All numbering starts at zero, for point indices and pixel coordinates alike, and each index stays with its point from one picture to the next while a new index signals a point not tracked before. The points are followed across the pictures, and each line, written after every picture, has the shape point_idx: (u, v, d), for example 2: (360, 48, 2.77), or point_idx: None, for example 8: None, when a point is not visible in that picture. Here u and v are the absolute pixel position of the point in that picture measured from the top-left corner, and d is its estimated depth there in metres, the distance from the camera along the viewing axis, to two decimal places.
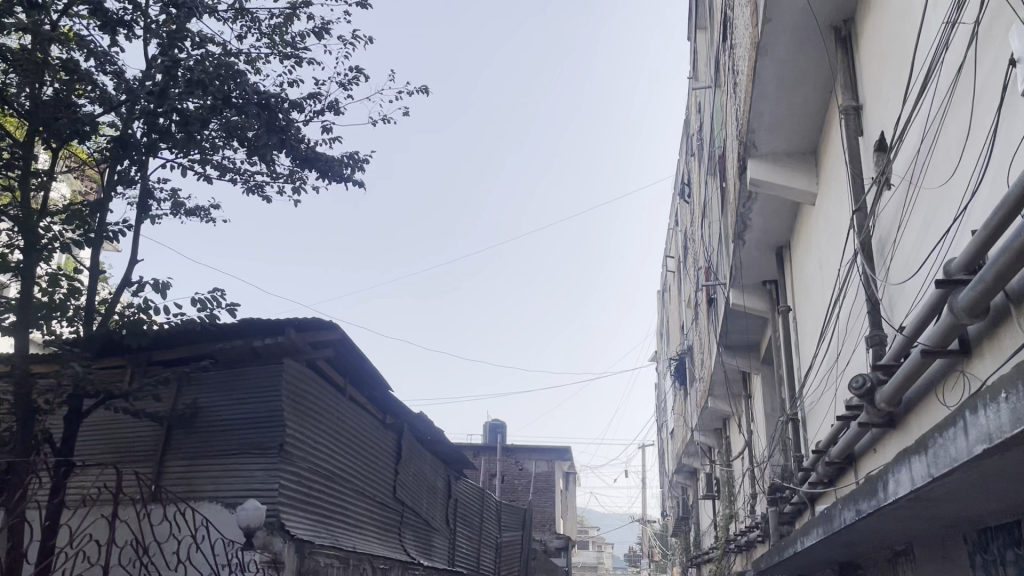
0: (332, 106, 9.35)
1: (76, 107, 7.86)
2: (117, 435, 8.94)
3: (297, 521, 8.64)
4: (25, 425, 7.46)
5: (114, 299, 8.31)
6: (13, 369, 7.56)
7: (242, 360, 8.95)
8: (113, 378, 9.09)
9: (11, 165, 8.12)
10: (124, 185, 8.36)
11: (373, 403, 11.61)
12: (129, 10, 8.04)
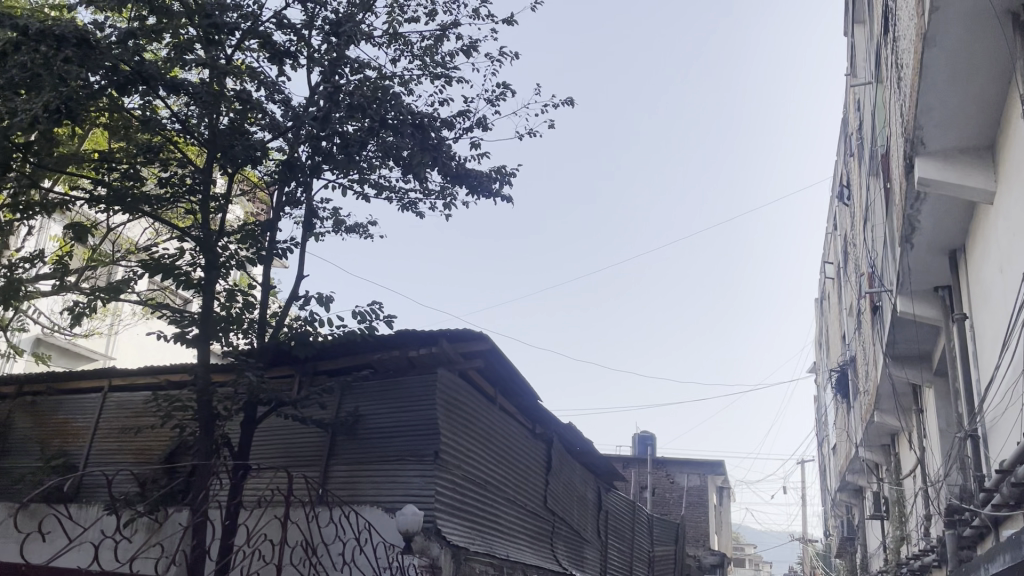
0: (480, 123, 9.58)
1: (248, 134, 8.44)
2: (287, 441, 9.49)
3: (453, 528, 8.87)
4: (208, 430, 8.06)
5: (283, 312, 8.86)
6: (197, 377, 8.19)
7: (399, 370, 9.27)
8: (282, 386, 9.67)
9: (193, 190, 8.82)
10: (292, 206, 8.90)
11: (523, 413, 11.74)
12: (294, 41, 8.58)
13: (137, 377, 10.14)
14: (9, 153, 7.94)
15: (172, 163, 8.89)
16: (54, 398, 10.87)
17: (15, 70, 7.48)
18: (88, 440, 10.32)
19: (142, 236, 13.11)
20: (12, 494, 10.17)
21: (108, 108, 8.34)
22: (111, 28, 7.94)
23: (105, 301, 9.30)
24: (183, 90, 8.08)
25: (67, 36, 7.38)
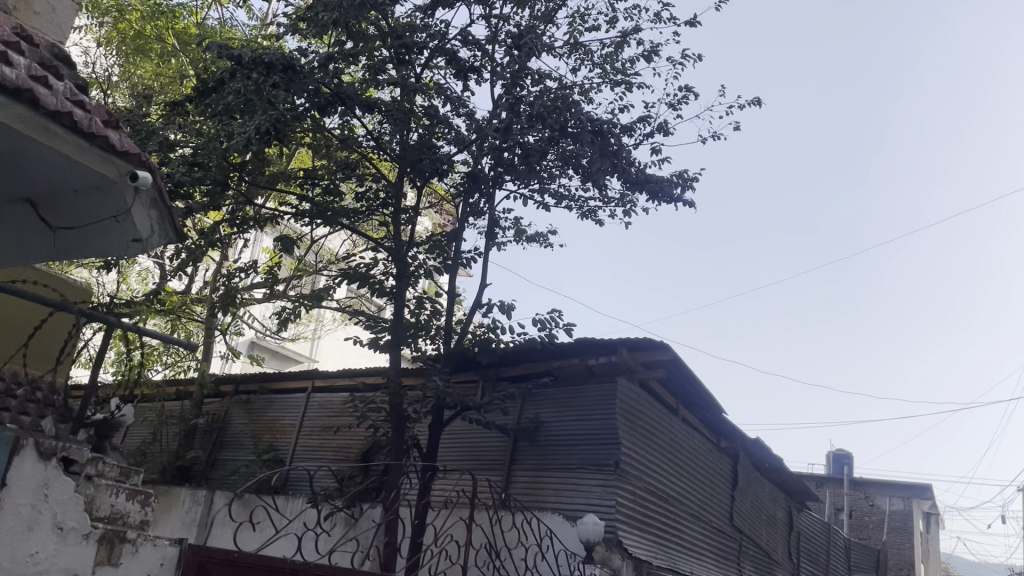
0: (662, 128, 9.42)
1: (435, 148, 8.76)
2: (472, 444, 9.75)
3: (635, 541, 8.75)
4: (398, 432, 8.45)
5: (467, 319, 9.11)
6: (388, 380, 8.60)
7: (580, 378, 9.26)
8: (467, 391, 9.95)
9: (386, 203, 9.28)
10: (476, 216, 9.15)
11: (707, 426, 11.39)
12: (479, 57, 8.83)
13: (336, 378, 10.83)
14: (227, 173, 8.74)
15: (367, 177, 9.42)
16: (265, 396, 11.84)
17: (230, 97, 8.18)
18: (293, 437, 11.14)
19: (341, 247, 14.01)
20: (230, 483, 11.18)
21: (311, 128, 8.98)
22: (313, 54, 8.55)
23: (308, 308, 10.00)
24: (376, 108, 8.53)
25: (274, 63, 8.02)
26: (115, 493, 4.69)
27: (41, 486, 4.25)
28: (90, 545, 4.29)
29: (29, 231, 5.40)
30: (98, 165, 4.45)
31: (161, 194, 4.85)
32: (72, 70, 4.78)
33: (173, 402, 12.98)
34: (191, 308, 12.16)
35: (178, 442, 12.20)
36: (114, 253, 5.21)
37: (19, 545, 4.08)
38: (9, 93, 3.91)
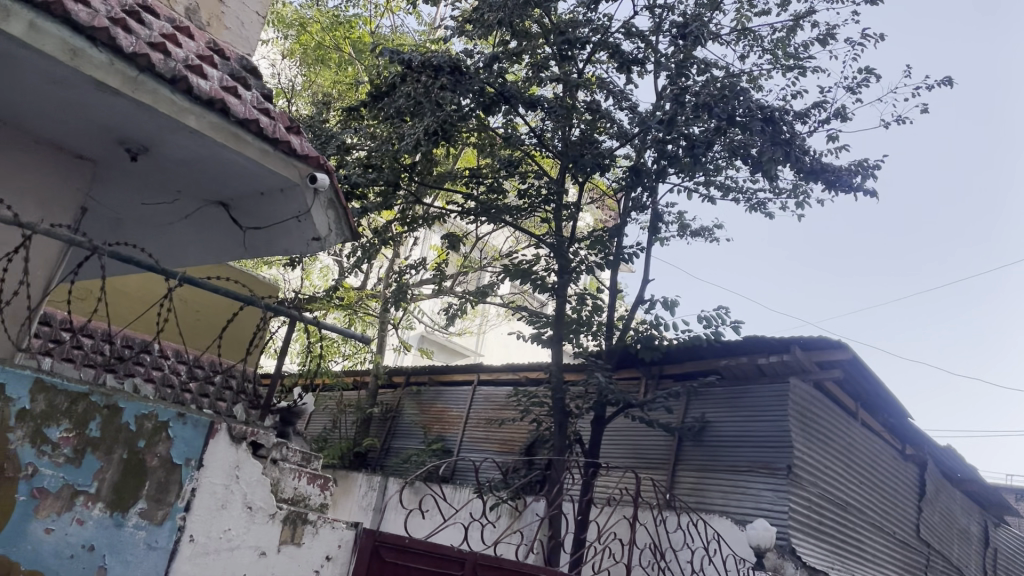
0: (839, 114, 8.88)
1: (598, 143, 8.69)
2: (635, 442, 9.63)
3: (809, 549, 8.30)
4: (560, 427, 8.49)
5: (630, 315, 8.98)
6: (551, 375, 8.65)
7: (749, 377, 8.93)
8: (630, 388, 9.83)
9: (548, 199, 9.32)
10: (638, 211, 9.01)
11: (890, 430, 10.63)
12: (642, 48, 8.68)
13: (501, 372, 11.03)
14: (398, 173, 9.11)
15: (530, 175, 9.51)
16: (434, 388, 12.26)
17: (402, 100, 8.52)
18: (460, 429, 11.46)
19: (505, 244, 14.26)
20: (402, 471, 11.67)
21: (476, 128, 9.18)
22: (479, 55, 8.73)
23: (473, 303, 10.23)
24: (539, 106, 8.57)
25: (442, 65, 8.26)
26: (297, 476, 4.81)
27: (232, 467, 4.40)
28: (275, 524, 4.56)
29: (223, 232, 5.85)
30: (281, 169, 4.74)
31: (336, 194, 5.09)
32: (259, 79, 5.14)
33: (351, 392, 13.73)
34: (365, 303, 12.80)
35: (356, 430, 12.89)
36: (296, 250, 5.53)
37: (214, 522, 4.29)
38: (202, 103, 4.33)
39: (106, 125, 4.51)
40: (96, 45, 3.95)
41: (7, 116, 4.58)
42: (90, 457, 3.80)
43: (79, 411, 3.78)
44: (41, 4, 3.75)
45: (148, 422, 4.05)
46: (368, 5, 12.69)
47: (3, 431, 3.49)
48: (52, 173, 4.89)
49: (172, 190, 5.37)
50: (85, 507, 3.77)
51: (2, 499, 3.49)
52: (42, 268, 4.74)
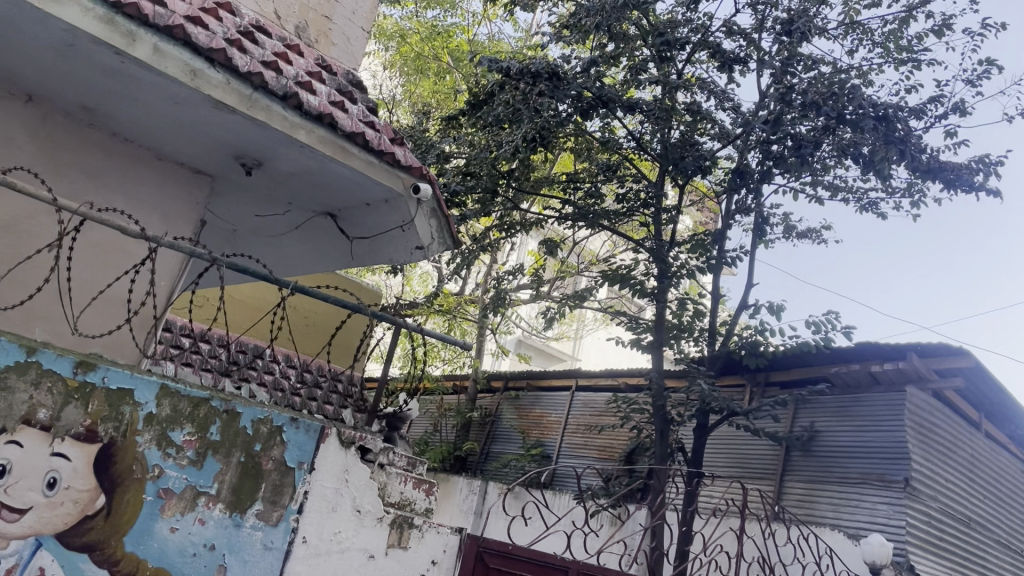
0: (957, 109, 8.41)
1: (698, 145, 8.51)
2: (740, 451, 9.39)
3: (929, 567, 7.87)
4: (662, 435, 8.37)
5: (733, 320, 8.75)
6: (651, 382, 8.52)
7: (861, 385, 8.57)
8: (734, 395, 9.59)
9: (647, 203, 9.17)
10: (742, 213, 8.77)
11: (1016, 442, 9.98)
12: (744, 46, 8.46)
13: (600, 378, 10.95)
14: (496, 180, 9.18)
15: (628, 178, 9.41)
16: (532, 393, 12.29)
17: (500, 108, 8.58)
18: (559, 434, 11.43)
19: (602, 249, 14.17)
20: (501, 475, 11.76)
21: (574, 133, 9.15)
22: (576, 60, 8.71)
23: (571, 308, 10.19)
24: (638, 108, 8.45)
25: (540, 71, 8.28)
26: (404, 480, 4.91)
27: (342, 471, 4.53)
28: (383, 527, 4.69)
29: (331, 242, 6.03)
30: (386, 180, 4.86)
31: (439, 204, 5.17)
32: (364, 93, 5.28)
33: (451, 395, 13.93)
34: (464, 308, 12.95)
35: (456, 434, 13.07)
36: (401, 259, 5.64)
37: (326, 524, 4.43)
38: (311, 118, 4.48)
39: (223, 142, 4.71)
40: (214, 66, 4.14)
41: (133, 135, 4.85)
42: (211, 460, 3.97)
43: (201, 416, 3.95)
44: (165, 28, 3.95)
45: (264, 426, 4.21)
46: (466, 13, 12.84)
47: (132, 435, 3.69)
48: (173, 188, 5.15)
49: (284, 202, 5.58)
50: (207, 508, 3.95)
51: (132, 499, 3.69)
52: (165, 279, 5.01)
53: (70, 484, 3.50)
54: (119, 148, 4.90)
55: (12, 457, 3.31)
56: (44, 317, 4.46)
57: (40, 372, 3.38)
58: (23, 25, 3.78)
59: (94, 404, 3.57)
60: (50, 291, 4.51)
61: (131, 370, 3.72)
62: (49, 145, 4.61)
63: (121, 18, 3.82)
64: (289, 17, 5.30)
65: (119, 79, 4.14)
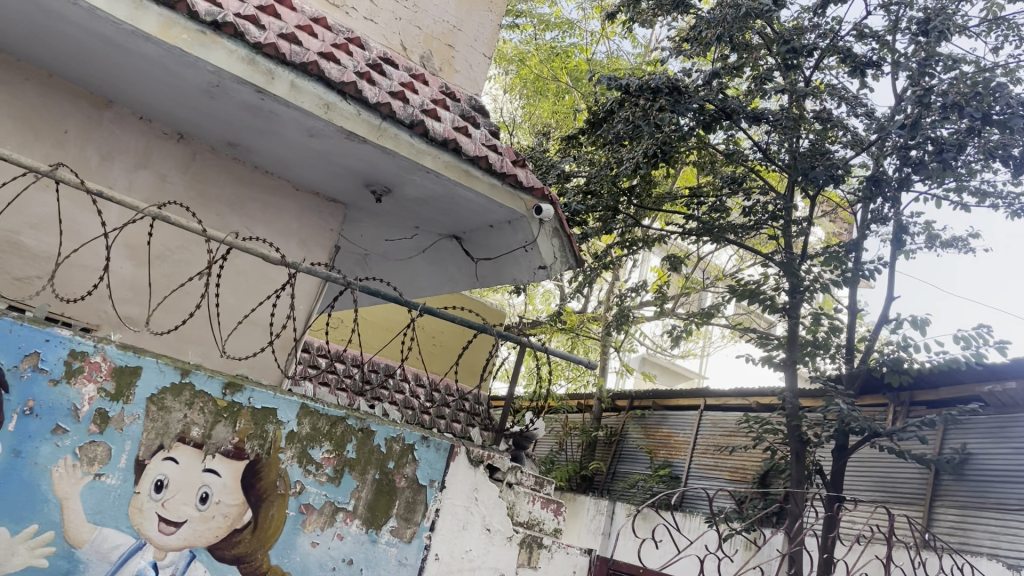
0: None
1: (830, 154, 8.13)
2: (885, 475, 8.88)
3: None
4: (798, 456, 8.04)
5: (873, 336, 8.32)
6: (785, 402, 8.19)
7: (1019, 406, 7.89)
8: (876, 416, 9.12)
9: (775, 216, 8.84)
10: (879, 223, 8.34)
11: None
12: (877, 49, 8.08)
13: (730, 397, 10.66)
14: (617, 198, 9.15)
15: (755, 191, 9.13)
16: (658, 413, 12.08)
17: (619, 125, 8.55)
18: (687, 455, 11.17)
19: (728, 264, 13.80)
20: (628, 496, 11.61)
21: (696, 147, 8.98)
22: (697, 73, 8.57)
23: (698, 325, 9.94)
24: (763, 119, 8.20)
25: (661, 86, 8.20)
26: (532, 500, 4.92)
27: (471, 490, 4.59)
28: (513, 546, 4.71)
29: (456, 264, 6.15)
30: (509, 202, 4.92)
31: (561, 223, 5.19)
32: (486, 117, 5.39)
33: (575, 414, 13.89)
34: (587, 326, 12.92)
35: (581, 453, 13.03)
36: (524, 279, 5.68)
37: (457, 542, 4.49)
38: (437, 144, 4.62)
39: (354, 171, 4.92)
40: (345, 99, 4.34)
41: (272, 167, 5.14)
42: (348, 476, 4.12)
43: (338, 434, 4.11)
44: (301, 65, 4.19)
45: (396, 444, 4.33)
46: (584, 33, 12.89)
47: (276, 451, 3.89)
48: (310, 216, 5.41)
49: (412, 225, 5.75)
50: (345, 524, 4.09)
51: (276, 514, 3.87)
52: (303, 302, 5.26)
53: (220, 498, 3.72)
54: (260, 179, 5.21)
55: (169, 473, 3.58)
56: (196, 340, 4.78)
57: (193, 393, 3.65)
58: (174, 70, 4.09)
59: (241, 422, 3.79)
60: (200, 316, 4.82)
61: (274, 390, 3.93)
62: (197, 179, 4.95)
63: (261, 58, 4.09)
64: (414, 48, 5.49)
65: (259, 116, 4.41)
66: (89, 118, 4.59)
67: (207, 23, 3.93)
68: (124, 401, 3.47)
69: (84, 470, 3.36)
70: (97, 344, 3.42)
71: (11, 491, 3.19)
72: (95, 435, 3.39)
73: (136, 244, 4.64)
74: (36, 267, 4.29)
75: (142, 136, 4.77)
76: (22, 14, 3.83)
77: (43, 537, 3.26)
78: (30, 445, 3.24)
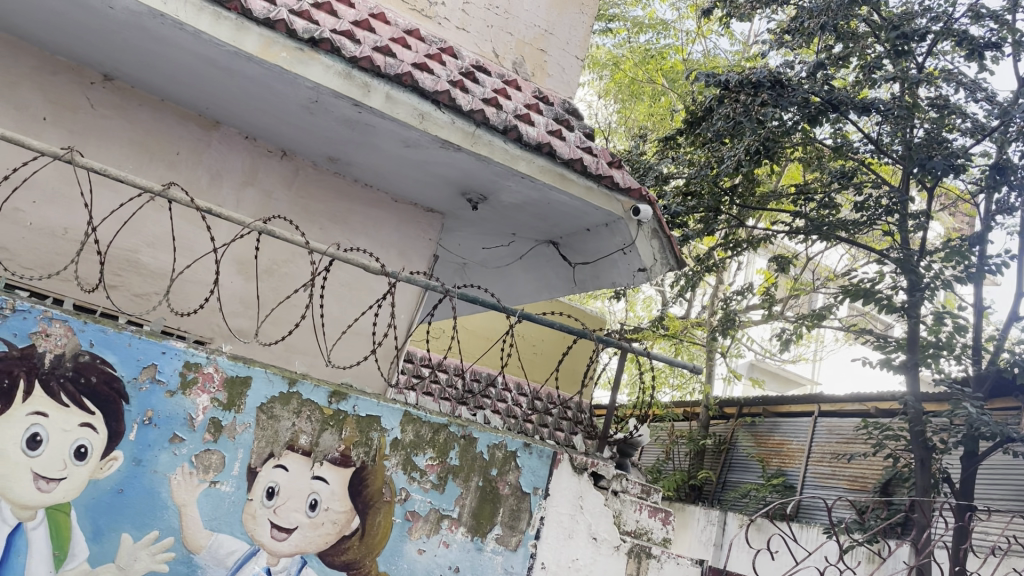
0: None
1: (948, 142, 7.62)
2: (1021, 483, 8.25)
3: None
4: (923, 464, 7.58)
5: (1002, 334, 7.76)
6: (907, 406, 7.74)
7: None
8: (1009, 420, 8.49)
9: (890, 210, 8.36)
10: (1004, 214, 7.77)
11: None
12: (996, 30, 7.57)
13: (847, 402, 10.17)
14: (718, 198, 8.88)
15: (866, 185, 8.68)
16: (770, 420, 11.64)
17: (720, 123, 8.29)
18: (802, 464, 10.71)
19: (840, 264, 13.21)
20: (741, 506, 11.23)
21: (801, 143, 8.63)
22: (800, 66, 8.22)
23: (808, 328, 9.52)
24: (873, 109, 7.80)
25: (762, 80, 7.92)
26: (638, 508, 4.75)
27: (576, 497, 4.50)
28: (621, 556, 4.59)
29: (554, 270, 6.10)
30: (607, 205, 4.84)
31: (660, 223, 5.06)
32: (580, 120, 5.33)
33: (682, 422, 13.58)
34: (691, 332, 12.60)
35: (690, 462, 12.71)
36: (623, 282, 5.57)
37: (563, 550, 4.42)
38: (531, 149, 4.60)
39: (450, 180, 4.94)
40: (440, 108, 4.37)
41: (371, 180, 5.24)
42: (451, 484, 4.11)
43: (440, 441, 4.11)
44: (396, 77, 4.25)
45: (499, 451, 4.29)
46: (679, 33, 12.65)
47: (381, 459, 3.93)
48: (410, 227, 5.47)
49: (508, 232, 5.73)
50: (450, 531, 4.08)
51: (383, 521, 3.90)
52: (404, 312, 5.33)
53: (329, 505, 3.78)
54: (360, 193, 5.31)
55: (279, 480, 3.67)
56: (303, 351, 4.91)
57: (300, 402, 3.74)
58: (275, 88, 4.22)
59: (347, 430, 3.85)
60: (306, 327, 4.94)
61: (378, 398, 3.97)
62: (301, 195, 5.10)
63: (357, 71, 4.17)
64: (507, 54, 5.50)
65: (357, 129, 4.50)
66: (198, 139, 4.80)
67: (305, 40, 4.03)
68: (235, 410, 3.58)
69: (200, 477, 3.48)
70: (210, 355, 3.55)
71: (134, 498, 3.34)
72: (210, 443, 3.51)
73: (245, 259, 4.80)
74: (153, 283, 4.51)
75: (248, 155, 4.95)
76: (135, 42, 4.04)
77: (163, 542, 3.39)
78: (150, 453, 3.39)
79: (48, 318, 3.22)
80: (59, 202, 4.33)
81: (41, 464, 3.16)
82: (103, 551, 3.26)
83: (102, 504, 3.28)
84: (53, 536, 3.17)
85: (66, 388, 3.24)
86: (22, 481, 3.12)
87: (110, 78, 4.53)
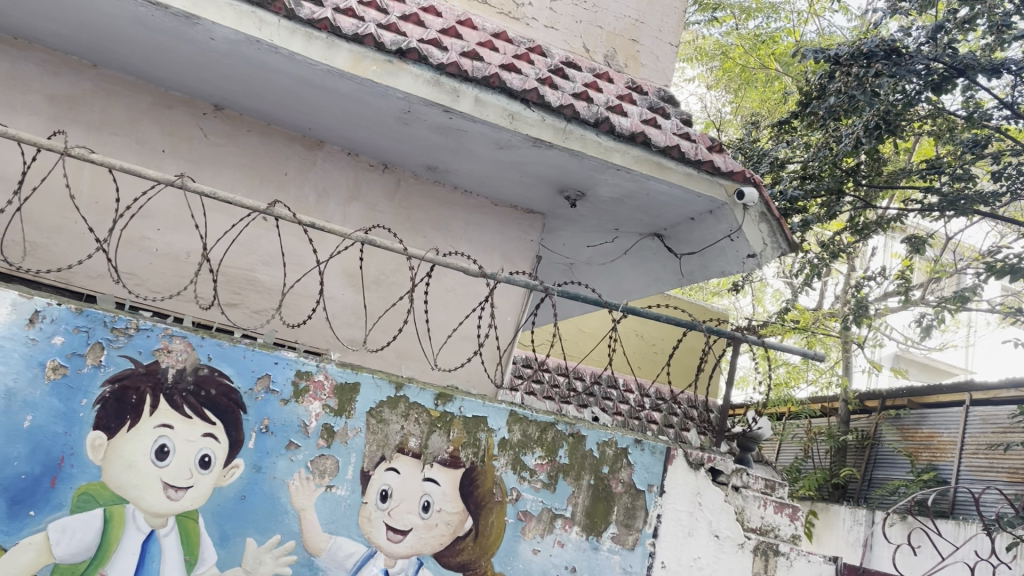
0: None
1: None
2: None
3: None
4: None
5: None
6: None
7: None
8: None
9: None
10: None
11: None
12: None
13: (1001, 389, 9.38)
14: (840, 179, 8.40)
15: (1006, 154, 7.98)
16: (917, 412, 10.91)
17: (833, 99, 7.85)
18: (955, 457, 9.96)
19: (986, 242, 12.20)
20: (889, 504, 10.52)
21: (928, 114, 8.07)
22: (918, 31, 7.67)
23: (951, 311, 8.85)
24: (1005, 70, 7.20)
25: (876, 50, 7.46)
26: (763, 504, 4.50)
27: (694, 494, 4.35)
28: (746, 554, 4.38)
29: (661, 262, 5.96)
30: (708, 190, 4.68)
31: (768, 206, 4.83)
32: (677, 107, 5.19)
33: (820, 418, 12.93)
34: (822, 323, 12.00)
35: (831, 459, 12.12)
36: (733, 269, 5.38)
37: (683, 549, 4.28)
38: (625, 139, 4.52)
39: (547, 178, 4.93)
40: (529, 107, 4.36)
41: (470, 186, 5.29)
42: (562, 483, 4.06)
43: (548, 439, 4.07)
44: (483, 80, 4.28)
45: (609, 449, 4.21)
46: (790, 14, 12.11)
47: (490, 459, 3.93)
48: (512, 229, 5.48)
49: (611, 228, 5.66)
50: (564, 531, 4.03)
51: (496, 521, 3.89)
52: (510, 314, 5.35)
53: (441, 507, 3.82)
54: (460, 199, 5.38)
55: (392, 482, 3.74)
56: (412, 357, 5.01)
57: (408, 405, 3.81)
58: (369, 102, 4.34)
59: (455, 431, 3.89)
60: (414, 334, 5.04)
61: (484, 399, 3.99)
62: (404, 205, 5.21)
63: (445, 78, 4.23)
64: (597, 48, 5.44)
65: (450, 135, 4.55)
66: (304, 159, 4.99)
67: (392, 52, 4.12)
68: (346, 415, 3.68)
69: (317, 482, 3.59)
70: (319, 363, 3.66)
71: (256, 503, 3.48)
72: (324, 448, 3.62)
73: (353, 271, 4.95)
74: (269, 299, 4.73)
75: (351, 170, 5.11)
76: (237, 70, 4.26)
77: (285, 546, 3.51)
78: (268, 460, 3.52)
79: (169, 334, 3.42)
80: (179, 228, 4.62)
81: (170, 473, 3.37)
82: (230, 556, 3.42)
83: (226, 510, 3.44)
84: (184, 541, 3.36)
85: (188, 400, 3.43)
86: (153, 490, 3.34)
87: (220, 108, 4.80)
